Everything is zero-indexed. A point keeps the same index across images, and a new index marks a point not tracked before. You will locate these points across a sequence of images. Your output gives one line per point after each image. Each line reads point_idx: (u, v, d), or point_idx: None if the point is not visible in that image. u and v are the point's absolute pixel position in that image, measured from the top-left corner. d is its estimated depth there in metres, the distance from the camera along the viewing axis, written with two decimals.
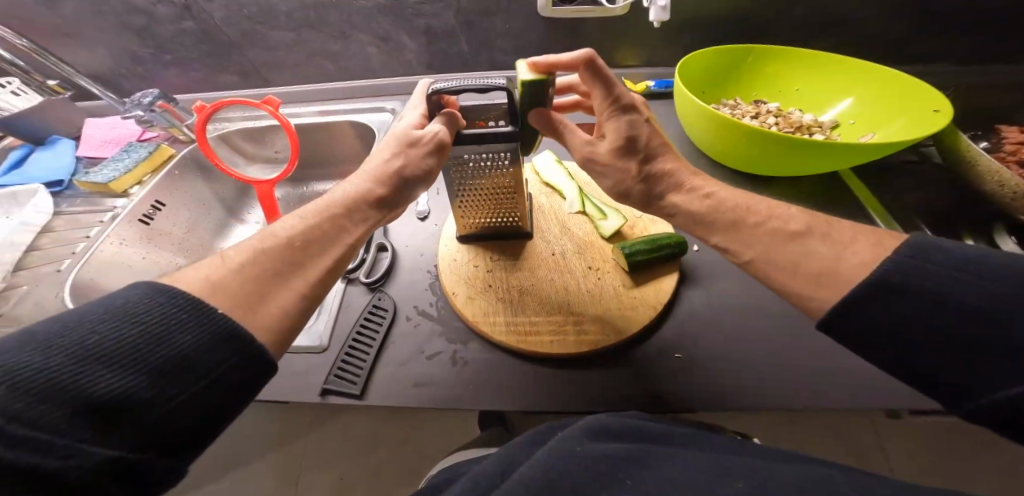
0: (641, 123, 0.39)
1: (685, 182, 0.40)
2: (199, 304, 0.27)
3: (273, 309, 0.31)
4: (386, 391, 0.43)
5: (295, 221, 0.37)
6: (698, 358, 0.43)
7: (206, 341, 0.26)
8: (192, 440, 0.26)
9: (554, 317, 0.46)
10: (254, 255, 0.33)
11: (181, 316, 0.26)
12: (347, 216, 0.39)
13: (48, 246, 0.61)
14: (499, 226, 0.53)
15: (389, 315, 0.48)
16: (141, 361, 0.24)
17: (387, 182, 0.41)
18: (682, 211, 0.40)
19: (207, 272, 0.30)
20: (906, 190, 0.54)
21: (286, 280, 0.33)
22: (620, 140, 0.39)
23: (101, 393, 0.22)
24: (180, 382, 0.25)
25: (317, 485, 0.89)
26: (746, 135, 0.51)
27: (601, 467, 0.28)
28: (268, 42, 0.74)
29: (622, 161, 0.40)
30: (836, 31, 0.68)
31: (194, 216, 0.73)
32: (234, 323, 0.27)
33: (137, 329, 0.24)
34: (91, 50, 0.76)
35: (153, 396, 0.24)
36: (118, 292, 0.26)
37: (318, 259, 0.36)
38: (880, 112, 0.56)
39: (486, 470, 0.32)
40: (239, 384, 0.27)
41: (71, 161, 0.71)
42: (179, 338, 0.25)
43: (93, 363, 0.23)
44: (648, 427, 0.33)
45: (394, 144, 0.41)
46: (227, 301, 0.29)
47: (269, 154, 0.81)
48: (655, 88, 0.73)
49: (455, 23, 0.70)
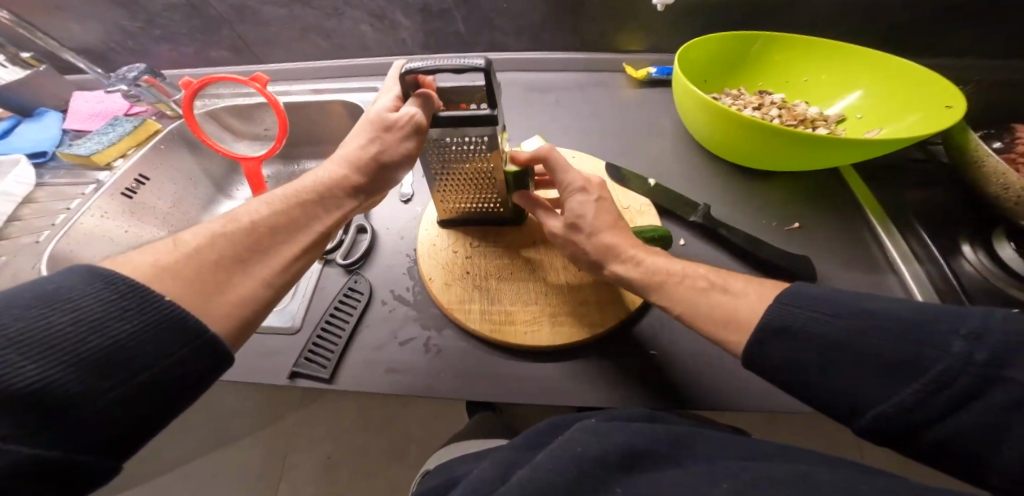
0: (590, 202, 0.42)
1: (622, 252, 0.40)
2: (143, 290, 0.25)
3: (230, 299, 0.29)
4: (356, 376, 0.42)
5: (263, 206, 0.35)
6: (675, 353, 0.42)
7: (149, 329, 0.24)
8: (129, 438, 0.24)
9: (530, 308, 0.45)
10: (212, 240, 0.30)
11: (121, 303, 0.24)
12: (320, 203, 0.38)
13: (29, 216, 0.61)
14: (479, 211, 0.52)
15: (364, 299, 0.47)
16: (70, 351, 0.22)
17: (362, 168, 0.40)
18: (623, 281, 0.40)
19: (156, 254, 0.28)
20: (906, 188, 0.51)
21: (249, 267, 0.31)
22: (568, 216, 0.42)
23: (20, 385, 0.20)
24: (116, 374, 0.23)
25: (303, 463, 0.90)
26: (744, 126, 0.48)
27: (601, 473, 0.26)
28: (259, 17, 0.72)
29: (570, 235, 0.43)
30: (847, 22, 0.65)
31: (180, 191, 0.72)
32: (183, 311, 0.25)
33: (68, 316, 0.22)
34: (79, 21, 0.75)
35: (85, 390, 0.22)
36: (47, 277, 0.24)
37: (282, 247, 0.34)
38: (890, 106, 0.53)
39: (487, 471, 0.30)
40: (186, 377, 0.25)
41: (57, 132, 0.70)
42: (117, 327, 0.23)
43: (11, 351, 0.20)
44: (662, 434, 0.28)
45: (366, 125, 0.40)
46: (177, 288, 0.27)
47: (259, 132, 0.79)
48: (657, 75, 0.70)
49: (451, 2, 0.67)
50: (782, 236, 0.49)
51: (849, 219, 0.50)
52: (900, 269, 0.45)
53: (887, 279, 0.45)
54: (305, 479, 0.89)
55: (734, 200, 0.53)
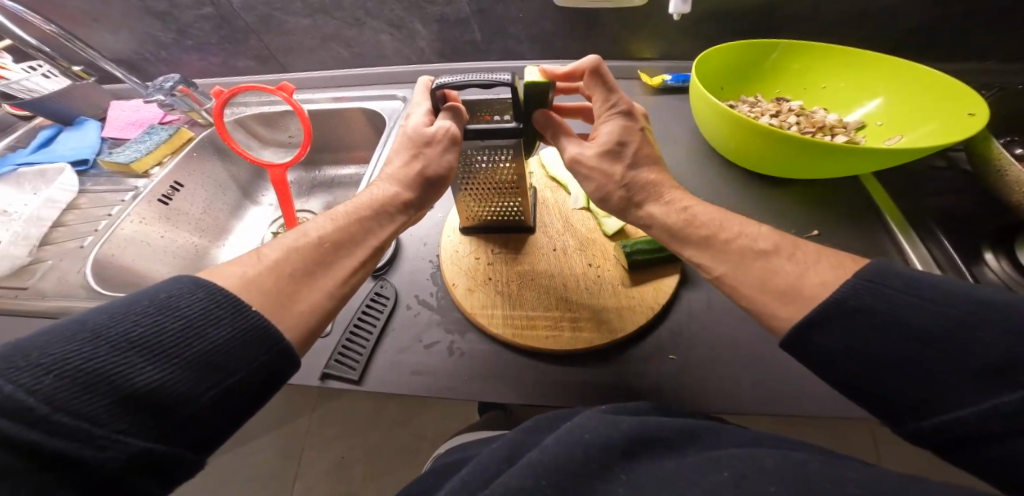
0: (634, 131, 0.42)
1: (663, 194, 0.41)
2: (234, 301, 0.28)
3: (301, 308, 0.32)
4: (384, 378, 0.43)
5: (326, 220, 0.38)
6: (693, 359, 0.43)
7: (237, 337, 0.27)
8: (218, 435, 0.27)
9: (552, 312, 0.46)
10: (288, 252, 0.34)
11: (216, 313, 0.27)
12: (374, 220, 0.40)
13: (73, 222, 0.65)
14: (507, 221, 0.54)
15: (390, 303, 0.49)
16: (176, 354, 0.25)
17: (413, 186, 0.42)
18: (658, 222, 0.40)
19: (243, 270, 0.32)
20: (930, 196, 0.51)
21: (312, 278, 0.34)
22: (611, 141, 0.41)
23: (138, 384, 0.24)
24: (210, 376, 0.26)
25: (317, 461, 0.93)
26: (762, 135, 0.49)
27: (605, 456, 0.27)
28: (283, 28, 0.75)
29: (609, 164, 0.41)
30: (865, 27, 0.65)
31: (210, 197, 0.75)
32: (262, 320, 0.28)
33: (175, 323, 0.26)
34: (116, 34, 0.79)
35: (186, 390, 0.25)
36: (165, 283, 0.28)
37: (344, 261, 0.36)
38: (911, 114, 0.53)
39: (500, 451, 0.31)
40: (264, 381, 0.28)
41: (97, 140, 0.74)
42: (212, 334, 0.27)
43: (134, 354, 0.24)
44: (661, 423, 0.29)
45: (406, 143, 0.43)
46: (258, 299, 0.30)
47: (283, 139, 0.82)
48: (672, 82, 0.70)
49: (468, 11, 0.69)
50: None
51: (869, 228, 0.50)
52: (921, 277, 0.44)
53: None
54: (319, 477, 0.91)
55: (750, 206, 0.54)
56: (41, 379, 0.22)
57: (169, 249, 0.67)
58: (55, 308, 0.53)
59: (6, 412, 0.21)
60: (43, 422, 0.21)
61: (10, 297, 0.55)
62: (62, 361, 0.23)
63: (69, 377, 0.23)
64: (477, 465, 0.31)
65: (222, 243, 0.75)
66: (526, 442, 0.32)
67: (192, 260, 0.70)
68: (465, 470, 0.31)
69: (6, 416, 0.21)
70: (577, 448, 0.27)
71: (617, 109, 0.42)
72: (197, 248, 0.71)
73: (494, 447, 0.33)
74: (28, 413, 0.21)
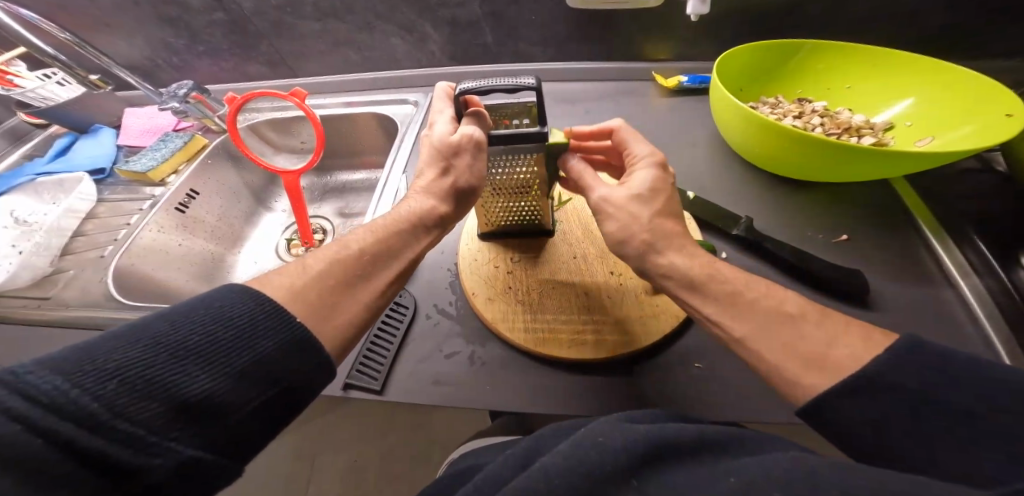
0: (667, 183, 0.41)
1: (685, 246, 0.38)
2: (281, 310, 0.28)
3: (338, 319, 0.32)
4: (406, 388, 0.43)
5: (366, 233, 0.38)
6: (720, 369, 0.42)
7: (283, 347, 0.28)
8: (254, 447, 0.27)
9: (574, 321, 0.46)
10: (331, 263, 0.34)
11: (267, 322, 0.28)
12: (410, 232, 0.40)
13: (92, 231, 0.65)
14: (527, 225, 0.53)
15: (410, 312, 0.48)
16: (226, 364, 0.26)
17: (448, 198, 0.42)
18: (679, 273, 0.37)
19: (291, 280, 0.32)
20: (965, 200, 0.50)
21: (353, 290, 0.34)
22: (645, 188, 0.39)
23: (191, 392, 0.24)
24: (255, 386, 0.26)
25: (332, 463, 0.93)
26: (788, 138, 0.48)
27: (633, 463, 0.26)
28: (295, 32, 0.74)
29: (636, 207, 0.38)
30: (894, 23, 0.63)
31: (225, 204, 0.75)
32: (306, 331, 0.29)
33: (228, 331, 0.26)
34: (129, 41, 0.79)
35: (233, 399, 0.25)
36: (217, 291, 0.28)
37: (383, 273, 0.37)
38: (943, 115, 0.51)
39: (510, 461, 0.30)
40: (302, 391, 0.28)
41: (112, 148, 0.75)
42: (261, 345, 0.27)
43: (189, 362, 0.25)
44: (684, 429, 0.28)
45: (433, 154, 0.42)
46: (305, 311, 0.30)
47: (296, 144, 0.82)
48: (689, 84, 0.69)
49: (480, 14, 0.68)
50: (828, 246, 0.48)
51: (902, 234, 0.48)
52: (959, 284, 0.43)
53: (943, 294, 0.43)
54: (335, 480, 0.92)
55: (774, 212, 0.52)
56: (104, 384, 0.22)
57: (186, 258, 0.68)
58: (75, 318, 0.53)
59: (68, 416, 0.20)
60: (104, 429, 0.21)
61: (34, 307, 0.55)
62: (123, 368, 0.23)
63: (127, 383, 0.22)
64: (495, 468, 0.30)
65: (237, 250, 0.75)
66: (541, 449, 0.31)
67: (209, 269, 0.70)
68: (480, 476, 0.30)
69: (68, 420, 0.20)
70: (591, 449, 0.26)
71: (651, 158, 0.42)
72: (213, 256, 0.71)
73: (508, 453, 0.32)
74: (89, 419, 0.21)
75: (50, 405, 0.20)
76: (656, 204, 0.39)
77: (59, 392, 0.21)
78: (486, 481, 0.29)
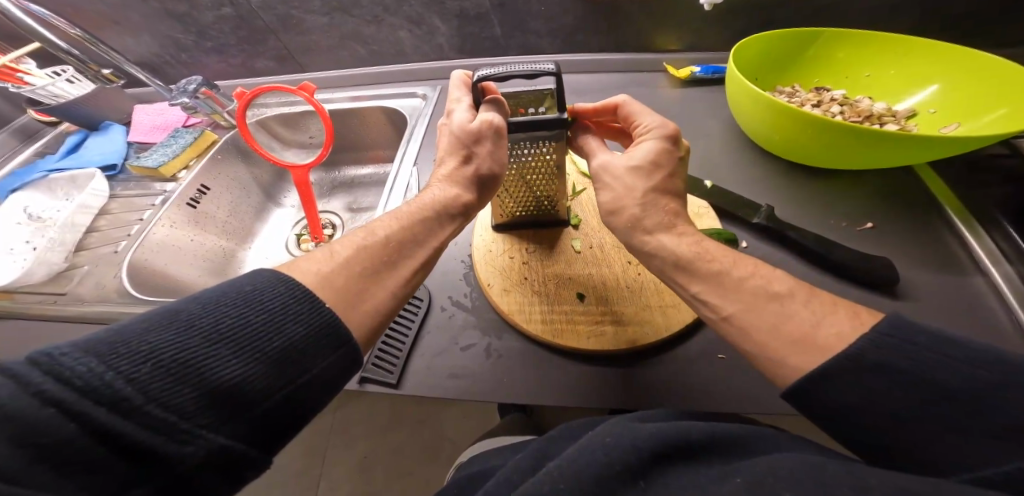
0: (671, 155, 0.42)
1: (674, 226, 0.39)
2: (311, 297, 0.28)
3: (367, 307, 0.32)
4: (422, 382, 0.43)
5: (391, 220, 0.38)
6: (742, 360, 0.41)
7: (313, 333, 0.27)
8: (284, 435, 0.27)
9: (591, 311, 0.45)
10: (358, 251, 0.34)
11: (296, 308, 0.27)
12: (435, 220, 0.40)
13: (105, 228, 0.65)
14: (543, 215, 0.53)
15: (424, 305, 0.48)
16: (257, 350, 0.25)
17: (471, 187, 0.42)
18: (665, 251, 0.38)
19: (318, 266, 0.32)
20: (993, 187, 0.49)
21: (380, 278, 0.34)
22: (644, 158, 0.41)
23: (223, 378, 0.24)
24: (284, 373, 0.26)
25: (342, 459, 0.94)
26: (810, 125, 0.47)
27: (642, 467, 0.26)
28: (302, 26, 0.74)
29: (631, 178, 0.41)
30: (913, 11, 0.61)
31: (235, 200, 0.75)
32: (334, 318, 0.28)
33: (259, 316, 0.26)
34: (138, 38, 0.79)
35: (264, 386, 0.25)
36: (247, 276, 0.28)
37: (408, 261, 0.36)
38: (969, 102, 0.50)
39: (521, 462, 0.31)
40: (330, 380, 0.28)
41: (123, 145, 0.75)
42: (290, 332, 0.27)
43: (221, 347, 0.24)
44: (693, 425, 0.27)
45: (453, 142, 0.42)
46: (332, 297, 0.30)
47: (304, 140, 0.82)
48: (700, 74, 0.68)
49: (489, 5, 0.67)
50: (850, 236, 0.48)
51: (927, 221, 0.48)
52: (989, 271, 0.43)
53: (974, 282, 0.42)
54: (346, 474, 0.92)
55: (793, 201, 0.52)
56: (138, 367, 0.22)
57: (199, 253, 0.68)
58: (92, 313, 0.53)
59: (102, 400, 0.20)
60: (136, 413, 0.21)
61: (50, 303, 0.55)
62: (157, 351, 0.23)
63: (161, 366, 0.22)
64: (503, 474, 0.30)
65: (248, 246, 0.75)
66: (549, 453, 0.31)
67: (222, 265, 0.70)
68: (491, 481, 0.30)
69: (102, 404, 0.20)
70: (598, 455, 0.26)
71: (658, 131, 0.42)
72: (225, 252, 0.71)
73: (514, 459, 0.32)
74: (122, 404, 0.21)
75: (85, 389, 0.20)
76: (654, 179, 0.40)
77: (95, 375, 0.21)
78: (498, 485, 0.29)
